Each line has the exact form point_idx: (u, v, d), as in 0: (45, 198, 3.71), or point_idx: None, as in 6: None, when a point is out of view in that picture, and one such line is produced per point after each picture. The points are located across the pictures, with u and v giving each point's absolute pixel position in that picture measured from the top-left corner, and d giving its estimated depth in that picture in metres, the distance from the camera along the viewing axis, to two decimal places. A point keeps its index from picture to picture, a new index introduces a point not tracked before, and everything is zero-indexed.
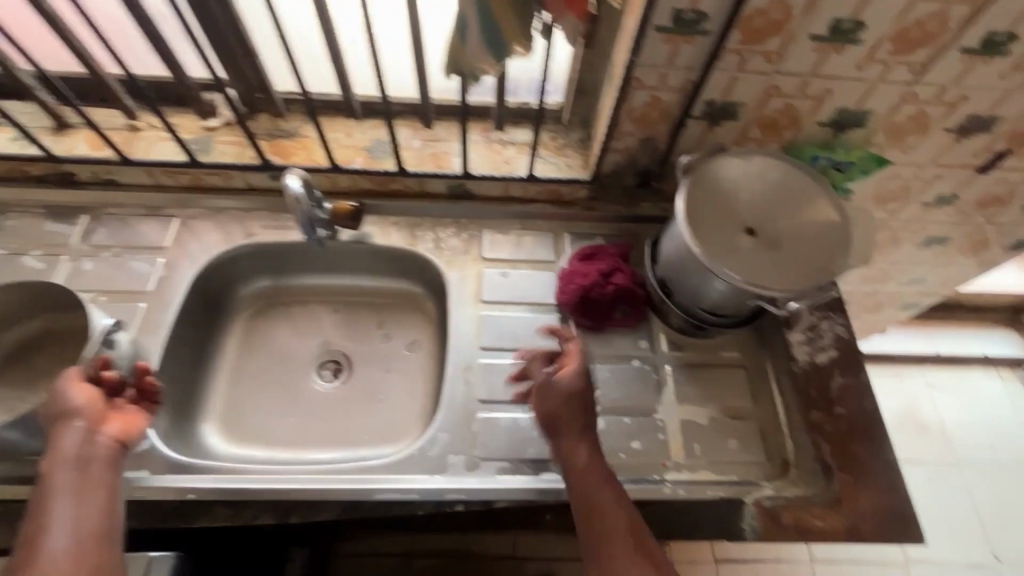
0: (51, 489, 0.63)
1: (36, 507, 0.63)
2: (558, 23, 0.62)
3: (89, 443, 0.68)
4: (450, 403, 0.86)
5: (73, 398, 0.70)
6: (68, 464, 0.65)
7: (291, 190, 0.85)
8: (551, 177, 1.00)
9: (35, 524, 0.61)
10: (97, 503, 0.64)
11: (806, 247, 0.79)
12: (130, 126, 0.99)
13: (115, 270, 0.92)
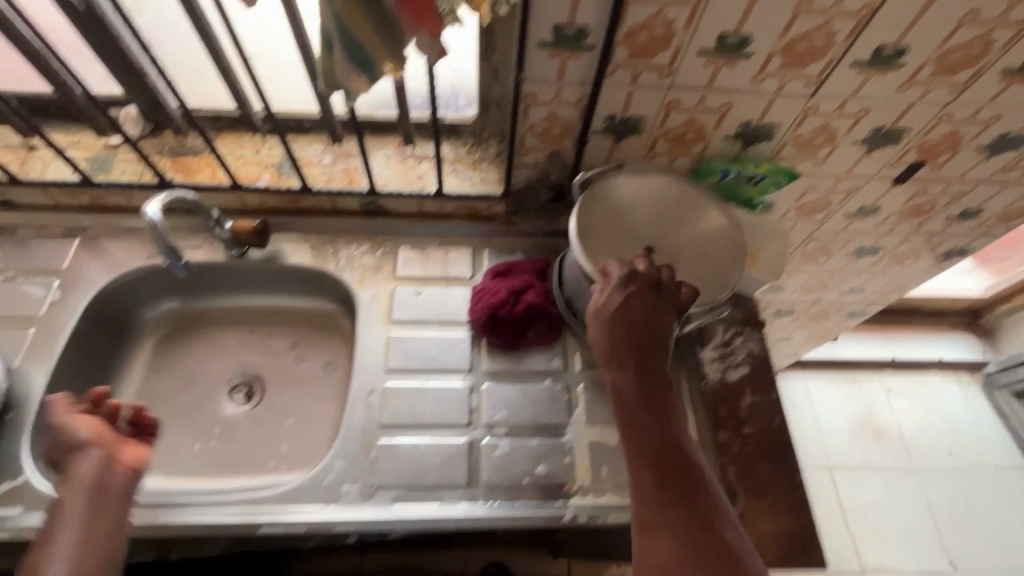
0: (65, 517, 0.66)
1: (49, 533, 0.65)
2: (420, 41, 0.60)
3: (99, 475, 0.69)
4: (350, 429, 0.83)
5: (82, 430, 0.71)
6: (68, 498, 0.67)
7: (148, 219, 0.78)
8: (464, 192, 0.98)
9: (46, 549, 0.64)
10: (83, 545, 0.65)
11: (699, 266, 0.82)
12: (27, 145, 0.95)
13: (5, 295, 0.89)
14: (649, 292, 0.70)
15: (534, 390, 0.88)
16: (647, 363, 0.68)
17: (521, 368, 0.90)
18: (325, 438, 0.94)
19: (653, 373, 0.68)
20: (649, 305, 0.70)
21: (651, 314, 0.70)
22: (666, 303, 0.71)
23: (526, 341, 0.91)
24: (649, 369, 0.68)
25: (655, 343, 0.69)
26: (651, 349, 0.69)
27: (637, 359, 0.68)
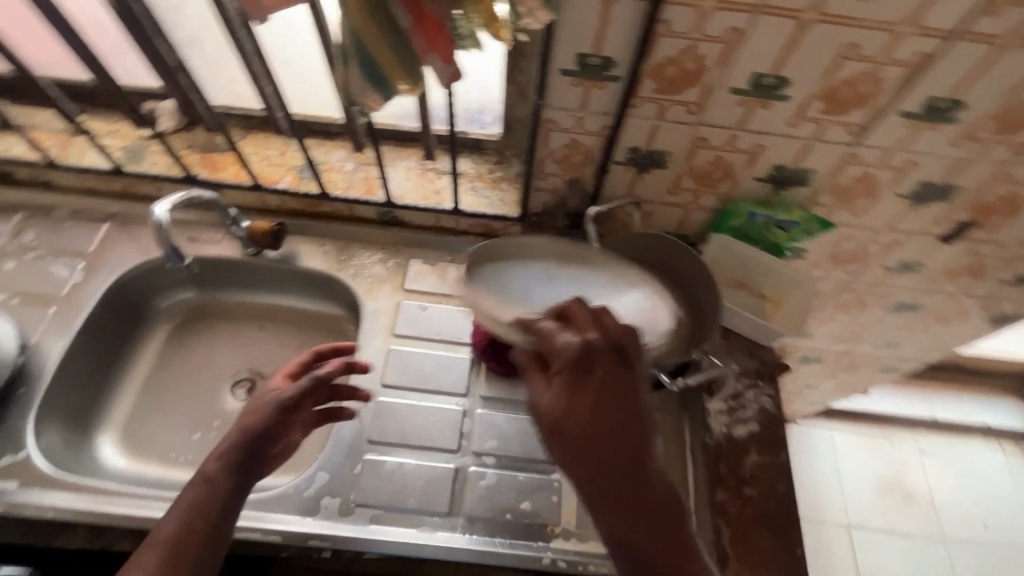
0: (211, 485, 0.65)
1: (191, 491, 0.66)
2: (435, 63, 0.59)
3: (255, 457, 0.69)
4: (338, 441, 0.82)
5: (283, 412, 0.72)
6: (224, 468, 0.67)
7: (155, 219, 0.79)
8: (481, 211, 0.96)
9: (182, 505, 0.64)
10: (201, 520, 0.63)
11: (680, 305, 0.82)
12: (69, 130, 0.99)
13: (34, 272, 0.93)
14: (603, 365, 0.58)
15: (528, 422, 0.86)
16: (625, 461, 0.56)
17: (518, 398, 0.88)
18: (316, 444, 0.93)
19: (633, 469, 0.56)
20: (613, 386, 0.57)
21: (616, 395, 0.57)
22: (631, 371, 0.58)
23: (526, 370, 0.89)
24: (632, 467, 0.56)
25: (631, 434, 0.56)
26: (626, 439, 0.56)
27: (614, 447, 0.56)
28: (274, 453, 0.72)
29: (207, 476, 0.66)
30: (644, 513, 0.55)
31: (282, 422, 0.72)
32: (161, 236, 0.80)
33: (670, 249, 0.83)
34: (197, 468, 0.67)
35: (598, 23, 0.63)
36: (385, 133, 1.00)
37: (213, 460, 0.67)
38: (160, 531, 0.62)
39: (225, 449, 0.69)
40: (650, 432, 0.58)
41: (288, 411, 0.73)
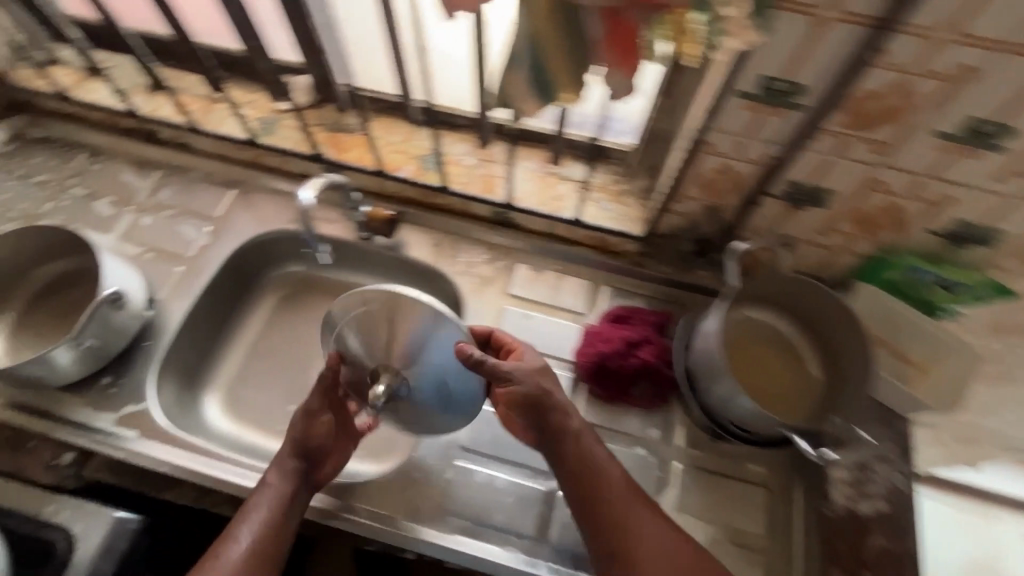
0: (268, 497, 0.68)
1: (251, 503, 0.68)
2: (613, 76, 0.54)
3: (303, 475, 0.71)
4: (432, 442, 0.82)
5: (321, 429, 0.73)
6: (281, 476, 0.70)
7: (301, 203, 0.80)
8: (600, 225, 0.92)
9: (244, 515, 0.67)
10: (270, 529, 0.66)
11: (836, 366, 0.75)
12: (212, 96, 1.03)
13: (167, 230, 0.98)
14: (551, 404, 0.69)
15: (624, 454, 0.81)
16: (589, 511, 0.67)
17: (616, 427, 0.83)
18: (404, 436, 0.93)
19: (599, 517, 0.66)
20: (558, 432, 0.69)
21: (561, 445, 0.69)
22: (563, 415, 0.69)
23: (627, 399, 0.84)
24: (597, 518, 0.66)
25: (589, 481, 0.67)
26: (583, 488, 0.67)
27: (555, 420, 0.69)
28: (321, 461, 0.74)
29: (265, 488, 0.69)
30: (616, 555, 0.64)
31: (315, 432, 0.73)
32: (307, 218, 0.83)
33: (822, 305, 0.75)
34: (257, 479, 0.70)
35: (798, 47, 0.55)
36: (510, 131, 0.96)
37: (271, 471, 0.70)
38: (233, 543, 0.64)
39: (278, 462, 0.71)
40: (610, 475, 0.68)
41: (318, 419, 0.74)
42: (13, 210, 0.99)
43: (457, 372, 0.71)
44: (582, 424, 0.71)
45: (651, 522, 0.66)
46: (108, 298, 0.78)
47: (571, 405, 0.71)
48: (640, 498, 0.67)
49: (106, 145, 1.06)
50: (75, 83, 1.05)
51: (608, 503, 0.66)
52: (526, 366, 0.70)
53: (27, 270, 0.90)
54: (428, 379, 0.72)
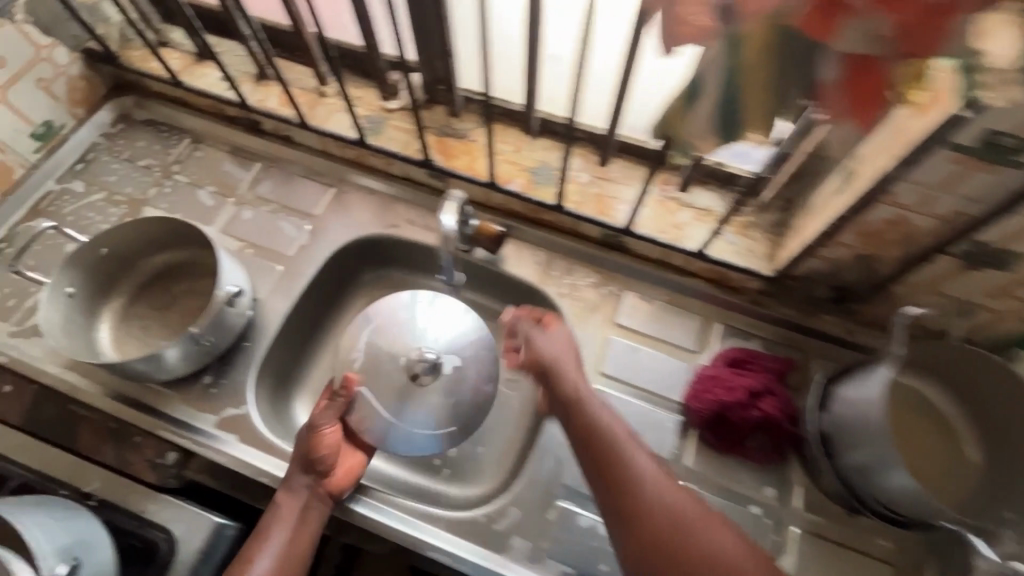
0: (280, 513, 0.71)
1: (264, 522, 0.71)
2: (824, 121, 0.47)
3: (313, 487, 0.73)
4: (532, 477, 0.78)
5: (329, 438, 0.75)
6: (291, 495, 0.72)
7: (445, 227, 0.80)
8: (724, 259, 0.85)
9: (259, 533, 0.70)
10: (286, 544, 0.69)
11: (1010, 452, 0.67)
12: (318, 90, 0.99)
13: (267, 226, 0.96)
14: (561, 374, 0.75)
15: (737, 512, 0.76)
16: (601, 467, 0.65)
17: (728, 481, 0.78)
18: (493, 461, 0.90)
19: (602, 473, 0.65)
20: (564, 399, 0.72)
21: (567, 410, 0.72)
22: (571, 383, 0.73)
23: (740, 451, 0.79)
24: (601, 475, 0.65)
25: (593, 440, 0.67)
26: (586, 446, 0.68)
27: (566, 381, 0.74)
28: (328, 470, 0.75)
29: (277, 512, 0.71)
30: (622, 511, 0.62)
31: (321, 444, 0.75)
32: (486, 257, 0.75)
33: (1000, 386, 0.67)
34: (268, 500, 0.73)
35: None
36: (633, 149, 0.89)
37: (281, 492, 0.73)
38: (251, 559, 0.67)
39: (287, 482, 0.73)
40: (612, 433, 0.67)
41: (323, 431, 0.75)
42: (119, 194, 0.99)
43: (459, 410, 0.79)
44: (587, 389, 0.73)
45: (654, 476, 0.64)
46: (226, 295, 0.78)
47: (579, 374, 0.75)
48: (642, 453, 0.66)
49: (210, 133, 1.05)
50: (183, 67, 1.04)
51: (608, 457, 0.65)
52: (547, 341, 0.78)
53: (136, 259, 0.90)
54: (433, 399, 0.79)
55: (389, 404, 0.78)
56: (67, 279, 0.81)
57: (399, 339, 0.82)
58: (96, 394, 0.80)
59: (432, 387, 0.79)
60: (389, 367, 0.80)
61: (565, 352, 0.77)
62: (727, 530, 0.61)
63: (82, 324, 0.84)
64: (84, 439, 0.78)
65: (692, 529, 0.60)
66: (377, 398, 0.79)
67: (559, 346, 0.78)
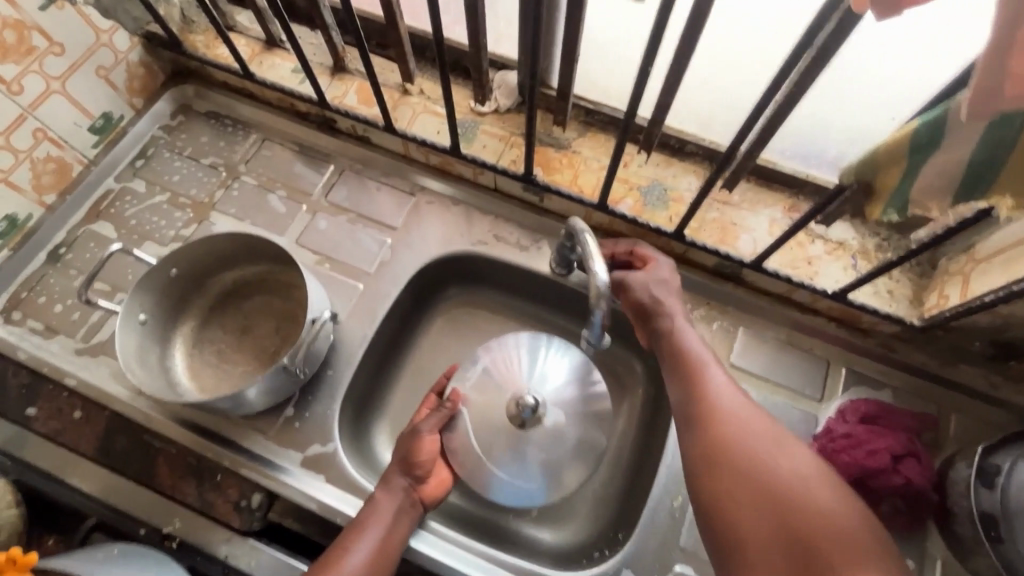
0: (375, 511, 0.65)
1: (357, 519, 0.65)
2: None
3: (410, 491, 0.68)
4: (644, 538, 0.71)
5: (429, 444, 0.71)
6: (392, 495, 0.67)
7: (604, 283, 0.57)
8: (860, 301, 0.76)
9: (350, 531, 0.64)
10: (378, 546, 0.63)
11: None
12: (402, 87, 0.90)
13: (345, 238, 0.88)
14: (655, 306, 0.70)
15: None
16: (684, 386, 0.62)
17: None
18: (588, 505, 0.81)
19: (680, 385, 0.62)
20: (653, 326, 0.69)
21: (656, 336, 0.69)
22: (660, 312, 0.69)
23: (874, 517, 0.71)
24: (679, 386, 0.63)
25: (675, 358, 0.65)
26: (671, 366, 0.65)
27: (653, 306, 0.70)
28: (425, 477, 0.70)
29: (373, 508, 0.66)
30: (694, 421, 0.59)
31: (421, 450, 0.70)
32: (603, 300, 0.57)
33: None
34: (366, 497, 0.67)
35: None
36: (760, 171, 0.79)
37: (382, 489, 0.67)
38: (346, 554, 0.61)
39: (384, 481, 0.68)
40: (696, 353, 0.64)
41: (424, 436, 0.71)
42: (183, 196, 0.91)
43: (559, 465, 0.72)
44: (680, 319, 0.69)
45: (728, 395, 0.60)
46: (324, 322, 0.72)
47: (677, 308, 0.70)
48: (719, 371, 0.62)
49: (277, 129, 0.96)
50: (252, 56, 0.95)
51: (689, 372, 0.63)
52: (649, 275, 0.72)
53: (208, 278, 0.84)
54: (533, 446, 0.73)
55: (488, 442, 0.72)
56: (139, 305, 0.75)
57: (510, 372, 0.76)
58: (173, 427, 0.74)
59: (535, 434, 0.73)
60: (496, 401, 0.74)
61: (667, 289, 0.71)
62: (802, 452, 0.54)
63: (156, 350, 0.78)
64: (162, 476, 0.73)
65: (762, 444, 0.54)
66: (477, 435, 0.73)
67: (664, 284, 0.72)
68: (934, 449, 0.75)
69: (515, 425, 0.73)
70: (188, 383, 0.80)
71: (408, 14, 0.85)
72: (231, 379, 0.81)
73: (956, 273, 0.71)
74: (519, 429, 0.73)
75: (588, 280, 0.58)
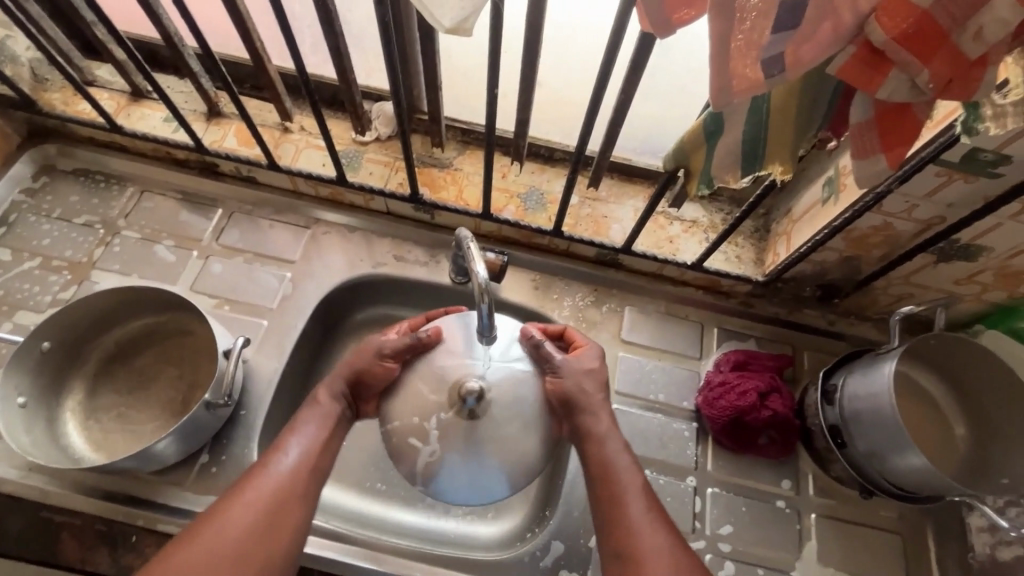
0: (313, 412, 0.65)
1: (292, 422, 0.65)
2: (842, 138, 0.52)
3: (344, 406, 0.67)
4: (567, 506, 0.78)
5: (390, 367, 0.68)
6: (331, 397, 0.66)
7: (478, 278, 0.62)
8: (717, 268, 0.88)
9: (287, 433, 0.64)
10: (312, 457, 0.63)
11: (999, 397, 0.72)
12: (282, 126, 0.94)
13: (242, 278, 0.88)
14: (585, 403, 0.66)
15: (763, 508, 0.80)
16: (610, 518, 0.61)
17: (749, 479, 0.82)
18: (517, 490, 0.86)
19: (606, 519, 0.61)
20: (580, 434, 0.65)
21: (582, 445, 0.65)
22: (586, 419, 0.65)
23: (754, 449, 0.82)
24: (604, 518, 0.61)
25: (603, 480, 0.63)
26: (598, 494, 0.63)
27: (578, 419, 0.65)
28: (363, 406, 0.70)
29: (311, 408, 0.65)
30: (618, 559, 0.59)
31: (373, 375, 0.67)
32: (487, 294, 0.63)
33: (960, 358, 0.74)
34: (306, 396, 0.67)
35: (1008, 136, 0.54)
36: (618, 168, 0.91)
37: (322, 389, 0.67)
38: (281, 454, 0.61)
39: (330, 385, 0.67)
40: (621, 481, 0.62)
41: (383, 361, 0.67)
42: (58, 259, 0.87)
43: (497, 462, 0.65)
44: (604, 428, 0.65)
45: (650, 531, 0.60)
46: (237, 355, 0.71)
47: (601, 405, 0.66)
48: (642, 505, 0.62)
49: (154, 179, 0.94)
50: (118, 109, 0.93)
51: (613, 504, 0.61)
52: (573, 364, 0.67)
53: (87, 342, 0.81)
54: (470, 442, 0.65)
55: (423, 430, 0.66)
56: (15, 389, 0.72)
57: (461, 344, 0.68)
58: (76, 496, 0.71)
59: (469, 429, 0.65)
60: (435, 385, 0.67)
61: (591, 380, 0.67)
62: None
63: (48, 433, 0.75)
64: (70, 549, 0.69)
65: None
66: (414, 414, 0.66)
67: (583, 373, 0.67)
68: (794, 382, 0.88)
69: (454, 412, 0.65)
70: (91, 454, 0.76)
71: (281, 58, 0.90)
72: (137, 439, 0.78)
73: (782, 234, 0.85)
74: (459, 419, 0.65)
75: (469, 279, 0.63)
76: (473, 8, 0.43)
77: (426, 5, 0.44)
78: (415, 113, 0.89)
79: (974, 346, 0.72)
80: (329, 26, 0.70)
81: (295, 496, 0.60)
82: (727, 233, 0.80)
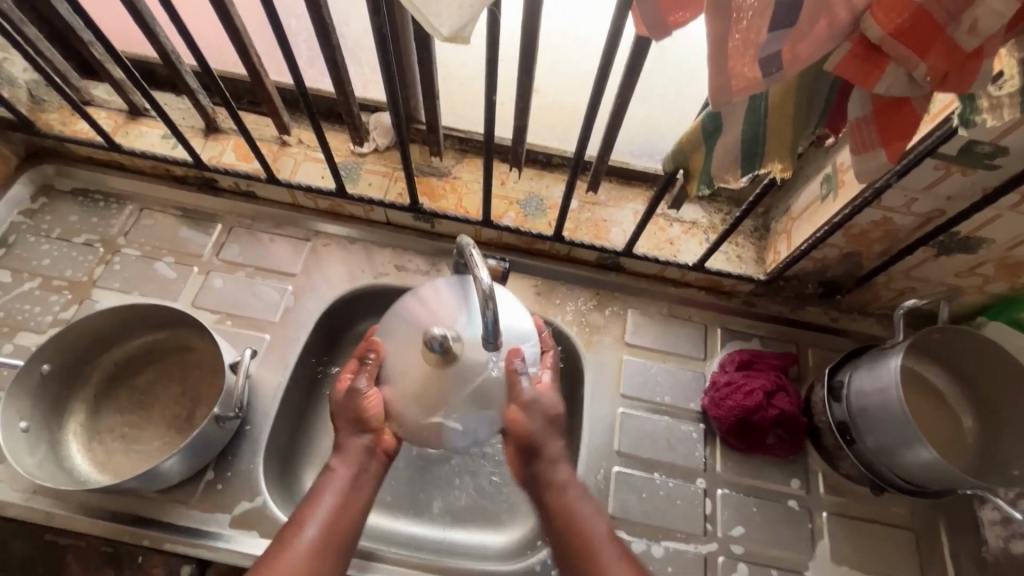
0: (332, 481, 0.65)
1: (312, 494, 0.64)
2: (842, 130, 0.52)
3: (363, 465, 0.67)
4: None
5: (367, 388, 0.67)
6: (344, 463, 0.66)
7: (484, 284, 0.60)
8: (718, 268, 0.88)
9: (308, 506, 0.63)
10: (336, 531, 0.62)
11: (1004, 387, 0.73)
12: (279, 140, 0.94)
13: (244, 292, 0.88)
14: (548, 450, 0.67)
15: (773, 508, 0.79)
16: (578, 559, 0.62)
17: (758, 479, 0.81)
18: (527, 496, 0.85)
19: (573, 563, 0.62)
20: (541, 479, 0.67)
21: (541, 492, 0.67)
22: (552, 464, 0.67)
23: (763, 449, 0.82)
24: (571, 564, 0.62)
25: (570, 528, 0.64)
26: (563, 537, 0.64)
27: (538, 459, 0.67)
28: (382, 429, 0.68)
29: (330, 477, 0.65)
30: None
31: (367, 407, 0.67)
32: (491, 301, 0.60)
33: (964, 349, 0.74)
34: (322, 468, 0.67)
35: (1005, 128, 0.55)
36: (615, 171, 0.92)
37: (335, 457, 0.67)
38: (304, 530, 0.61)
39: (343, 445, 0.67)
40: (587, 524, 0.64)
41: (364, 393, 0.67)
42: (58, 278, 0.87)
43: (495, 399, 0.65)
44: (566, 471, 0.68)
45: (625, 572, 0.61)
46: (246, 364, 0.71)
47: (561, 453, 0.68)
48: (612, 547, 0.63)
49: (152, 195, 0.94)
50: (115, 128, 0.93)
51: (585, 552, 0.62)
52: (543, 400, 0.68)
53: (87, 362, 0.80)
54: (461, 390, 0.64)
55: (423, 412, 0.64)
56: (17, 412, 0.71)
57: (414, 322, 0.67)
58: (80, 518, 0.70)
59: (453, 374, 0.63)
60: (408, 362, 0.66)
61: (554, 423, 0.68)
62: None
63: (51, 457, 0.73)
64: (75, 572, 0.69)
65: None
66: (407, 403, 0.65)
67: (548, 416, 0.68)
68: (799, 380, 0.87)
69: (435, 369, 0.64)
70: (95, 475, 0.75)
71: (278, 72, 0.90)
72: (141, 459, 0.77)
73: (782, 232, 0.86)
74: (442, 371, 0.63)
75: (473, 287, 0.61)
76: (471, 16, 0.44)
77: (424, 14, 0.44)
78: (412, 123, 0.90)
79: (977, 341, 0.72)
80: (326, 40, 0.70)
81: (314, 571, 0.59)
82: (727, 233, 0.80)
